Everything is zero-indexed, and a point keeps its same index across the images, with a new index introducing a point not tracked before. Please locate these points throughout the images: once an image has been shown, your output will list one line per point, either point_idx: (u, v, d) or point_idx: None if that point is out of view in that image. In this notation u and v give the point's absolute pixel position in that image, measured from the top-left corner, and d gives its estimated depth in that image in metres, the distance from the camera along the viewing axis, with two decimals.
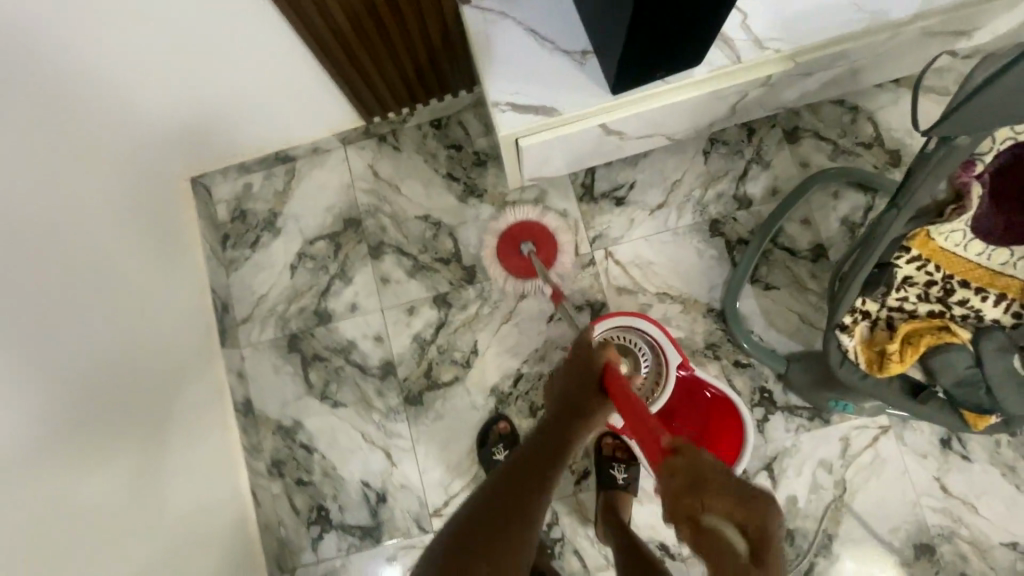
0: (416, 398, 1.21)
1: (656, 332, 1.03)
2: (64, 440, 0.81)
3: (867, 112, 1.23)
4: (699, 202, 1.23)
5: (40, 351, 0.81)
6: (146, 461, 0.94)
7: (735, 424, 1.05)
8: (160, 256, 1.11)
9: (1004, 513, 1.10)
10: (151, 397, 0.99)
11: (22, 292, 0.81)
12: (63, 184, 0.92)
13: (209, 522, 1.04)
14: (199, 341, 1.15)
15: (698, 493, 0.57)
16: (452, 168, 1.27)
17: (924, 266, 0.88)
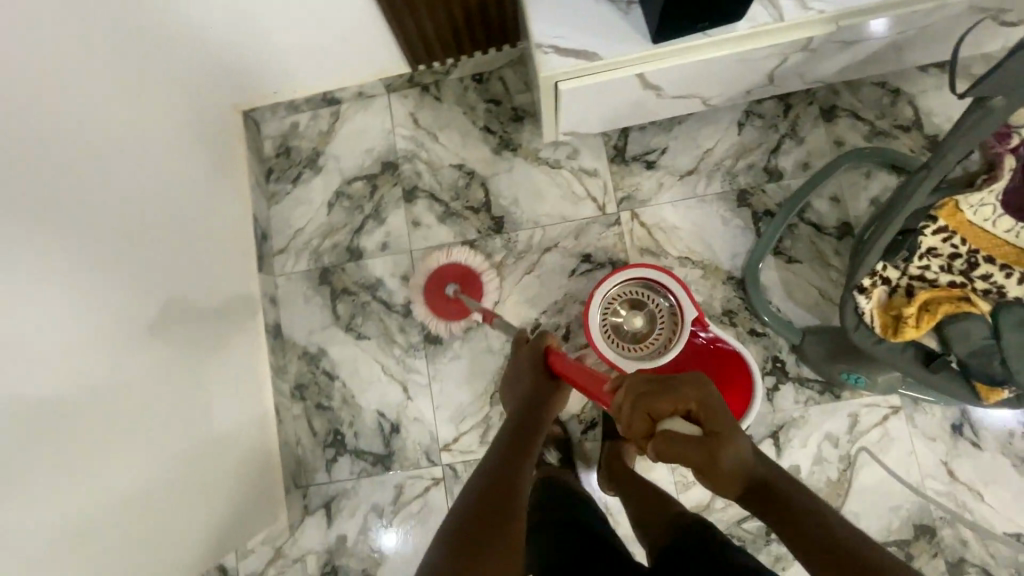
0: (436, 337, 1.26)
1: (675, 287, 1.06)
2: (114, 328, 0.88)
3: (908, 95, 1.23)
4: (729, 171, 1.24)
5: (98, 243, 0.88)
6: (179, 361, 1.00)
7: (745, 386, 1.05)
8: (209, 179, 1.17)
9: (1010, 503, 1.10)
10: (192, 308, 1.06)
11: (87, 188, 0.87)
12: (131, 98, 0.98)
13: (235, 431, 1.11)
14: (238, 263, 1.21)
15: (645, 398, 0.70)
16: (489, 121, 1.31)
17: (949, 238, 0.86)
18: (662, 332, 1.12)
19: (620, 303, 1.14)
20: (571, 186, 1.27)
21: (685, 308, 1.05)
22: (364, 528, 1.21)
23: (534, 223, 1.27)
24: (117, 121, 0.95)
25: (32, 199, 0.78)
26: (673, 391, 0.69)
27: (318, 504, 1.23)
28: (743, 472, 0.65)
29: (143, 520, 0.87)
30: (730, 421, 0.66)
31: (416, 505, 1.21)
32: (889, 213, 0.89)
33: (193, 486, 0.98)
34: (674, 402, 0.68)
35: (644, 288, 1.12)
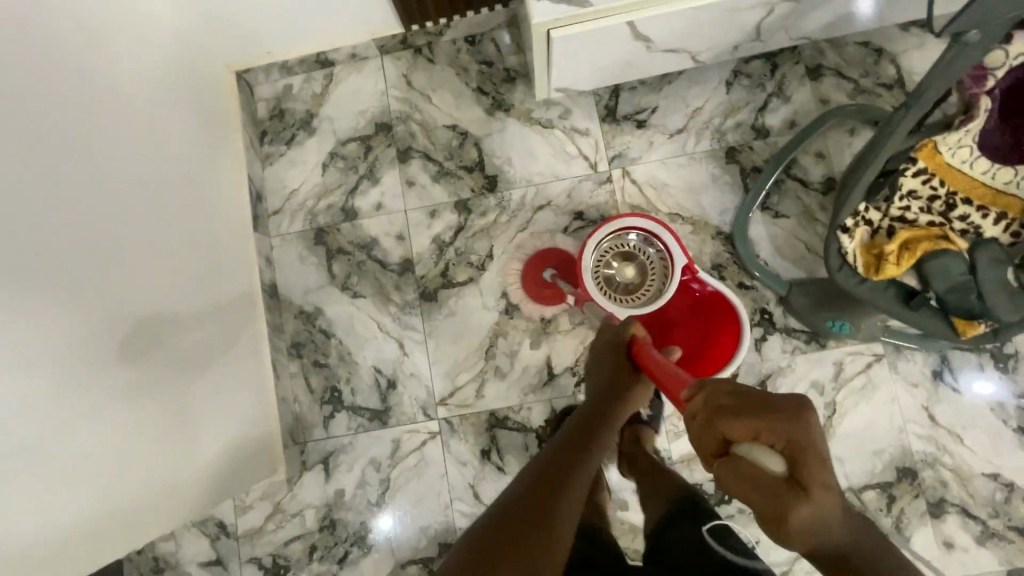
0: (431, 294, 1.27)
1: (665, 235, 1.08)
2: (107, 287, 0.89)
3: (891, 54, 1.26)
4: (718, 129, 1.27)
5: (94, 199, 0.89)
6: (176, 322, 1.02)
7: (733, 331, 1.08)
8: (203, 138, 1.18)
9: (987, 445, 1.14)
10: (189, 269, 1.07)
11: (80, 145, 0.88)
12: (115, 61, 0.98)
13: (233, 389, 1.12)
14: (234, 224, 1.22)
15: (726, 420, 0.58)
16: (482, 82, 1.32)
17: (929, 180, 0.92)
18: (655, 280, 1.14)
19: (612, 255, 1.16)
20: (563, 144, 1.29)
21: (674, 255, 1.07)
22: (362, 482, 1.23)
23: (527, 181, 1.29)
24: (103, 84, 0.95)
25: (32, 156, 0.79)
26: (763, 423, 0.55)
27: (316, 460, 1.25)
28: (821, 532, 0.53)
29: (137, 476, 0.89)
30: (825, 471, 0.53)
31: (413, 459, 1.23)
32: (867, 157, 0.93)
33: (190, 445, 1.00)
34: (758, 429, 0.55)
35: (635, 238, 1.14)
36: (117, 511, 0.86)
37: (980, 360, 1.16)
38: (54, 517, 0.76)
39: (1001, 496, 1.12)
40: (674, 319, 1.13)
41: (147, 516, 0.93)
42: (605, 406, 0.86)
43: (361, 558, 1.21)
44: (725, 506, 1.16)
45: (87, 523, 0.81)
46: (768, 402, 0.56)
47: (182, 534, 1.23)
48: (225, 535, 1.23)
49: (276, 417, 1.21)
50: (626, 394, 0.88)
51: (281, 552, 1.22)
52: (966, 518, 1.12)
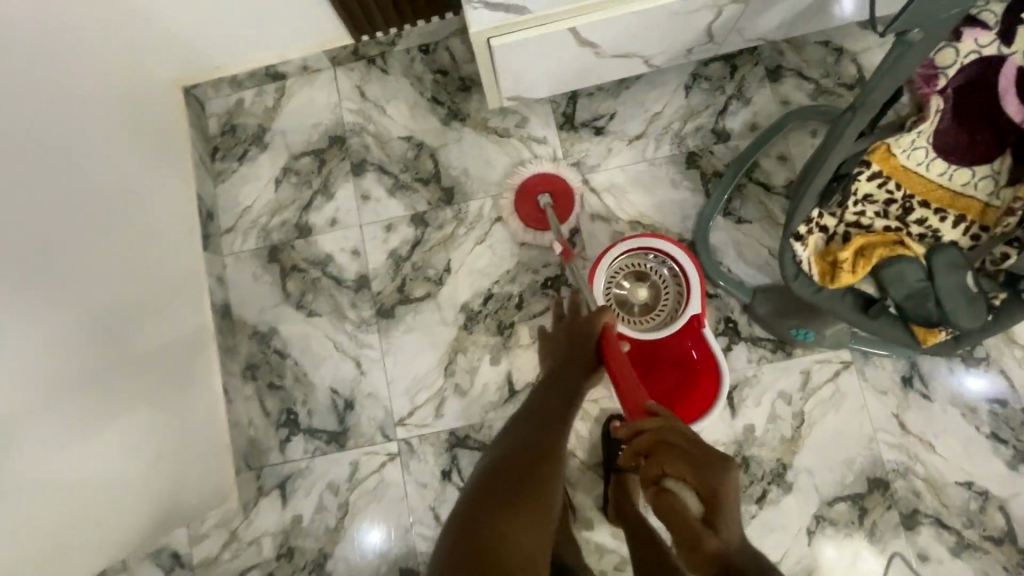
0: (388, 311, 1.24)
1: (693, 276, 1.02)
2: (72, 305, 0.90)
3: (850, 54, 1.24)
4: (678, 134, 1.24)
5: (54, 221, 0.90)
6: (149, 350, 1.03)
7: (707, 394, 1.02)
8: (158, 160, 1.17)
9: (960, 452, 1.11)
10: (157, 294, 1.08)
11: (39, 171, 0.89)
12: (88, 96, 1.02)
13: (195, 406, 1.12)
14: (192, 242, 1.21)
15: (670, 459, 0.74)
16: (437, 93, 1.30)
17: (884, 183, 0.89)
18: (657, 318, 1.09)
19: (625, 272, 1.11)
20: (519, 153, 1.26)
21: (691, 300, 1.02)
22: (320, 507, 1.19)
23: (485, 192, 1.26)
24: (65, 107, 0.97)
25: (15, 189, 0.84)
26: (690, 467, 0.72)
27: (272, 485, 1.21)
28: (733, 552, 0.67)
29: (107, 491, 0.90)
30: (732, 513, 0.69)
31: (372, 482, 1.19)
32: (816, 162, 0.88)
33: (159, 461, 1.01)
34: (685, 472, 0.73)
35: (660, 262, 1.09)
36: (84, 539, 0.86)
37: (950, 365, 1.13)
38: (29, 530, 0.76)
39: (976, 505, 1.09)
40: (656, 357, 1.06)
41: (116, 536, 0.94)
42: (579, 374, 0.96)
43: None
44: None
45: (61, 537, 0.82)
46: (701, 451, 0.72)
47: (134, 566, 1.19)
48: (180, 565, 1.19)
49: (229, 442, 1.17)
50: (591, 368, 0.97)
51: None
52: (940, 529, 1.08)
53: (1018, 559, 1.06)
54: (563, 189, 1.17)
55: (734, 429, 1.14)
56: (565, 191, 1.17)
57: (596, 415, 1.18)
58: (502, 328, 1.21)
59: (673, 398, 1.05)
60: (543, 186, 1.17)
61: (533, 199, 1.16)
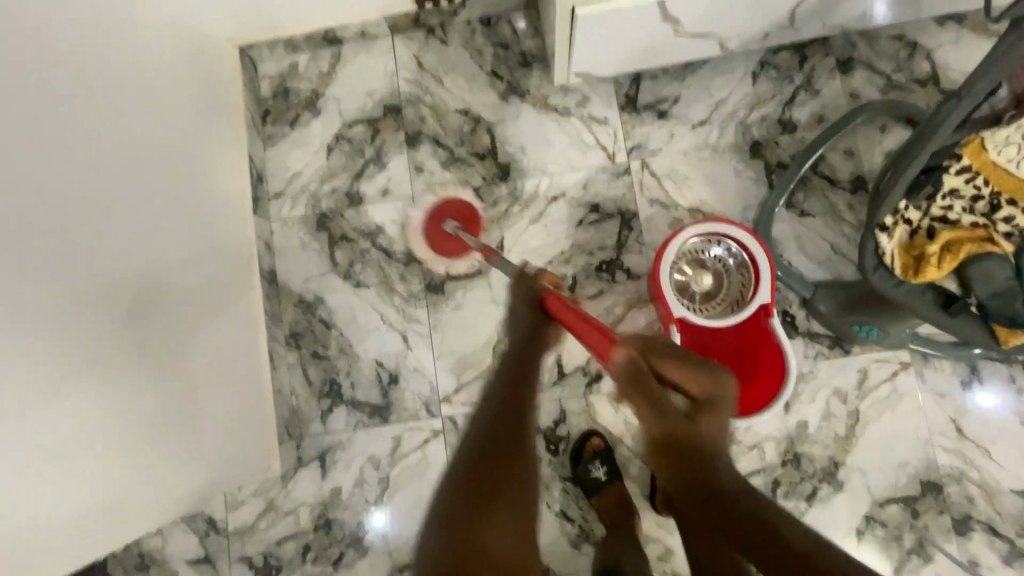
0: (438, 286, 1.22)
1: (765, 266, 1.01)
2: (124, 263, 0.83)
3: (925, 49, 1.21)
4: (743, 122, 1.21)
5: (91, 175, 0.80)
6: (203, 325, 0.98)
7: (771, 385, 1.03)
8: (214, 120, 1.13)
9: (1016, 460, 1.09)
10: (211, 265, 1.04)
11: (75, 118, 0.79)
12: (151, 54, 0.98)
13: (227, 395, 1.02)
14: (234, 215, 1.14)
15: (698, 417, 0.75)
16: (496, 66, 1.27)
17: (973, 179, 0.82)
18: (718, 307, 1.10)
19: (689, 258, 1.09)
20: (579, 133, 1.24)
21: (761, 289, 1.02)
22: (360, 481, 1.17)
23: (542, 170, 1.23)
24: (99, 48, 0.86)
25: (87, 145, 0.80)
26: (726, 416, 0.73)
27: (312, 455, 1.19)
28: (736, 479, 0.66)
29: (145, 471, 0.82)
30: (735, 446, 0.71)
31: (414, 458, 1.17)
32: (905, 153, 0.87)
33: (178, 452, 0.89)
34: (692, 377, 0.59)
35: (725, 250, 1.08)
36: (128, 519, 0.81)
37: (1010, 372, 1.12)
38: (19, 524, 0.64)
39: None
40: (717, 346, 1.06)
41: (158, 518, 0.89)
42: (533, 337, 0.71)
43: (357, 560, 1.15)
44: None
45: (54, 535, 0.69)
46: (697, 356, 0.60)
47: (168, 529, 1.17)
48: (215, 532, 1.18)
49: (273, 410, 1.14)
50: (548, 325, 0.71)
51: (274, 551, 1.16)
52: (993, 536, 1.07)
53: None
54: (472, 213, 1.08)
55: (788, 424, 1.12)
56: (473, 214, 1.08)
57: None
58: None
59: None
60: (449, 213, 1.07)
61: (434, 226, 1.05)
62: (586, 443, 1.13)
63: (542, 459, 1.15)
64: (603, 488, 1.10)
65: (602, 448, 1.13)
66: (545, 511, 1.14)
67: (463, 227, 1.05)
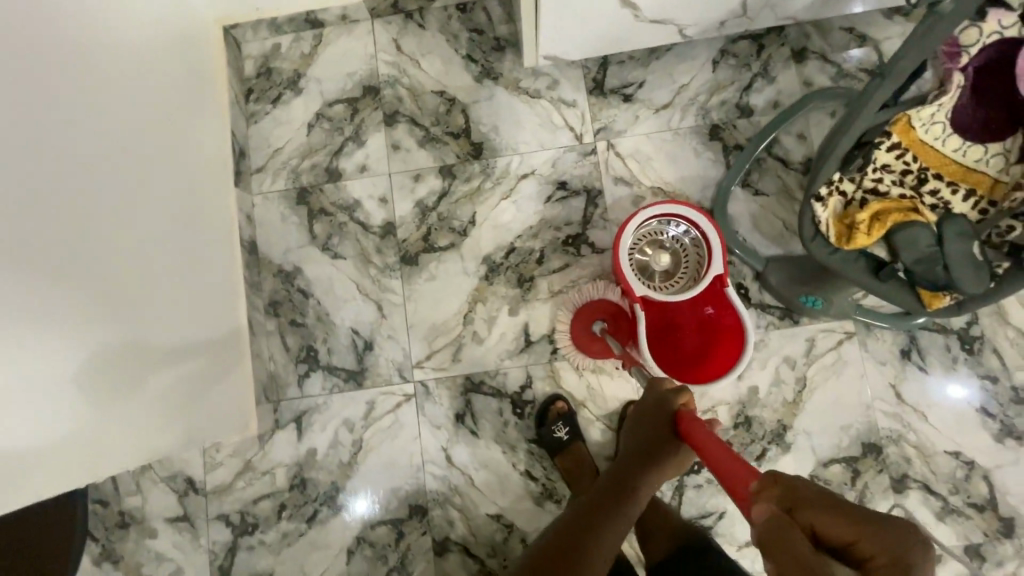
0: (412, 258, 1.27)
1: (715, 238, 1.08)
2: (136, 262, 0.90)
3: (873, 41, 1.29)
4: (703, 106, 1.29)
5: (100, 194, 0.84)
6: (197, 317, 1.05)
7: (733, 352, 1.07)
8: (201, 107, 1.18)
9: (950, 424, 1.17)
10: (203, 257, 1.10)
11: (106, 132, 0.87)
12: (154, 59, 1.03)
13: (213, 387, 1.08)
14: (218, 210, 1.18)
15: (809, 512, 0.48)
16: (471, 50, 1.33)
17: (901, 154, 0.93)
18: (678, 283, 1.16)
19: (647, 241, 1.16)
20: (549, 115, 1.30)
21: (714, 259, 1.08)
22: (335, 442, 1.23)
23: (513, 149, 1.29)
24: (103, 74, 0.89)
25: (102, 143, 0.86)
26: (868, 533, 0.43)
27: (289, 418, 1.24)
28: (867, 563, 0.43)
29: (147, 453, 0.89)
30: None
31: (387, 421, 1.23)
32: (838, 130, 0.95)
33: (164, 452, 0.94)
34: (860, 534, 0.44)
35: (682, 230, 1.15)
36: None
37: (947, 341, 1.19)
38: (55, 487, 0.72)
39: (961, 474, 1.15)
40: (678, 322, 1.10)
41: None
42: (645, 464, 0.91)
43: (330, 518, 1.20)
44: (695, 475, 1.18)
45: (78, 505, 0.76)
46: (878, 516, 0.44)
47: (148, 489, 1.22)
48: (194, 491, 1.22)
49: (253, 372, 1.19)
50: (662, 461, 0.91)
51: (250, 510, 1.21)
52: (927, 494, 1.14)
53: (998, 526, 1.13)
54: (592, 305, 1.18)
55: (740, 390, 1.19)
56: (595, 304, 1.18)
57: (608, 368, 1.22)
58: (522, 281, 1.25)
59: (698, 359, 1.09)
60: (595, 314, 1.18)
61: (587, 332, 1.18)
62: (552, 407, 1.19)
63: (508, 422, 1.22)
64: (565, 448, 1.16)
65: (566, 411, 1.19)
66: (512, 472, 1.20)
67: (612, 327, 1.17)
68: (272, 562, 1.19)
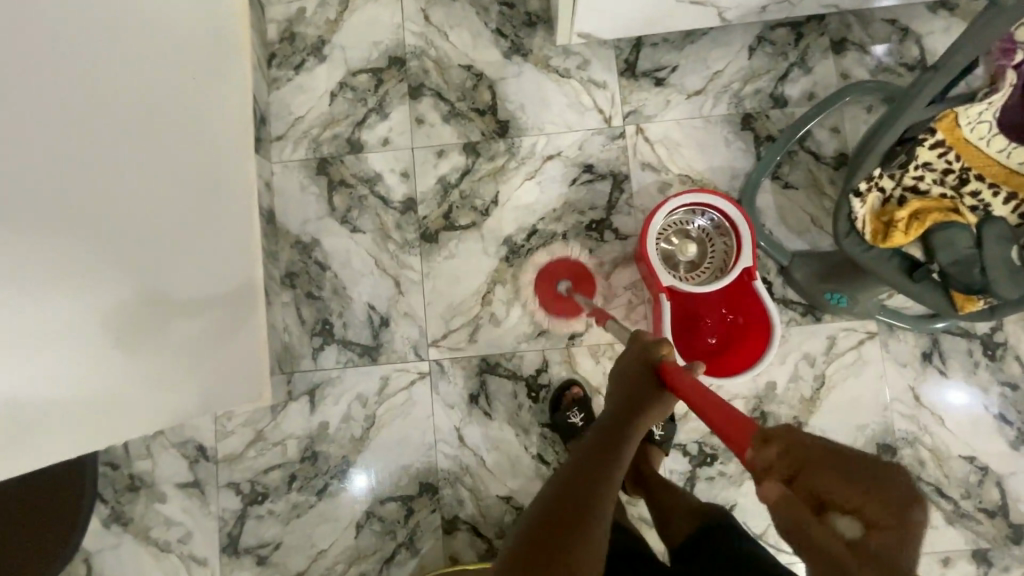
0: (432, 235, 1.25)
1: (745, 232, 1.06)
2: (153, 253, 0.86)
3: (915, 35, 1.25)
4: (736, 95, 1.25)
5: (110, 186, 0.78)
6: (215, 303, 1.02)
7: (756, 347, 1.06)
8: (224, 79, 1.13)
9: (967, 428, 1.16)
10: (222, 240, 1.06)
11: (128, 118, 0.82)
12: (178, 34, 0.97)
13: (228, 372, 1.06)
14: (231, 189, 1.12)
15: (808, 472, 0.39)
16: (502, 24, 1.29)
17: (944, 154, 0.89)
18: (702, 275, 1.14)
19: (674, 230, 1.14)
20: (578, 95, 1.27)
21: (743, 253, 1.06)
22: (347, 416, 1.22)
23: (539, 129, 1.26)
24: (122, 57, 0.82)
25: (123, 130, 0.81)
26: (879, 492, 0.36)
27: (302, 390, 1.23)
28: (862, 510, 0.37)
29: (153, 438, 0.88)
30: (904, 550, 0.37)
31: (400, 398, 1.22)
32: (880, 127, 0.91)
33: None
34: (867, 501, 0.37)
35: (709, 221, 1.13)
36: None
37: (969, 346, 1.18)
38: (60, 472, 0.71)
39: (975, 479, 1.14)
40: (700, 313, 1.11)
41: None
42: (630, 412, 0.75)
43: (339, 492, 1.20)
44: (707, 467, 1.18)
45: None
46: (874, 466, 0.38)
47: (159, 453, 1.22)
48: (204, 458, 1.22)
49: (267, 344, 1.18)
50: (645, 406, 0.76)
51: (260, 479, 1.21)
52: (939, 497, 1.14)
53: (1008, 532, 1.13)
54: (557, 262, 1.23)
55: (757, 384, 1.18)
56: (562, 262, 1.23)
57: None
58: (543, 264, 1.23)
59: (718, 351, 1.10)
60: (562, 272, 1.23)
61: (551, 288, 1.23)
62: (568, 392, 1.18)
63: (522, 405, 1.21)
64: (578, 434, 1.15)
65: (581, 397, 1.17)
66: (524, 454, 1.20)
67: (576, 286, 1.21)
68: (280, 532, 1.20)
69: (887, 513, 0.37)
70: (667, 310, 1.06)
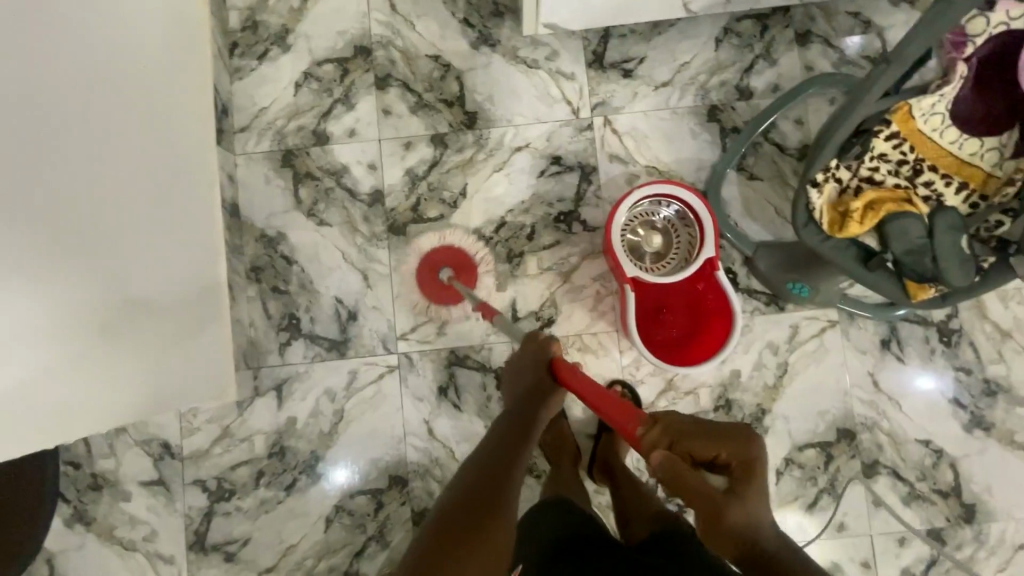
0: (400, 228, 1.24)
1: (708, 222, 1.08)
2: (118, 248, 0.86)
3: (877, 28, 1.27)
4: (703, 87, 1.26)
5: (66, 181, 0.77)
6: (184, 297, 1.02)
7: (720, 336, 1.08)
8: (192, 69, 1.11)
9: (923, 413, 1.19)
10: (192, 234, 1.06)
11: (88, 113, 0.82)
12: (143, 26, 0.96)
13: (196, 367, 1.05)
14: (201, 182, 1.11)
15: (683, 438, 0.69)
16: (469, 14, 1.28)
17: (900, 144, 0.92)
18: (668, 265, 1.15)
19: (639, 221, 1.15)
20: (547, 87, 1.27)
21: (707, 243, 1.07)
22: (315, 411, 1.21)
23: (507, 121, 1.26)
24: (82, 50, 0.82)
25: (82, 125, 0.81)
26: (726, 442, 0.69)
27: (269, 385, 1.22)
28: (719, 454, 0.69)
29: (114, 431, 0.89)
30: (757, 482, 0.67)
31: (369, 392, 1.21)
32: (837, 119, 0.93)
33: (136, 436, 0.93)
34: (719, 449, 0.69)
35: (674, 212, 1.13)
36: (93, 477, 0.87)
37: (926, 334, 1.22)
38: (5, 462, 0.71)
39: (929, 462, 1.18)
40: (665, 303, 1.12)
41: None
42: (529, 402, 0.92)
43: (308, 487, 1.20)
44: None
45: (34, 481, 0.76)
46: (724, 430, 0.70)
47: (123, 451, 1.20)
48: (169, 456, 1.20)
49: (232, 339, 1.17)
50: (545, 395, 0.93)
51: (227, 476, 1.20)
52: (896, 479, 1.18)
53: (960, 512, 1.17)
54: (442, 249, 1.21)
55: (722, 373, 1.20)
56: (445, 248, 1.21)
57: (593, 347, 1.21)
58: (511, 256, 1.23)
59: (685, 341, 1.11)
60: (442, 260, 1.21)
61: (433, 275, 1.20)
62: None
63: (491, 397, 1.21)
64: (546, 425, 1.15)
65: None
66: None
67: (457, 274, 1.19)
68: (249, 528, 1.19)
69: (732, 449, 0.69)
70: (633, 301, 1.07)
